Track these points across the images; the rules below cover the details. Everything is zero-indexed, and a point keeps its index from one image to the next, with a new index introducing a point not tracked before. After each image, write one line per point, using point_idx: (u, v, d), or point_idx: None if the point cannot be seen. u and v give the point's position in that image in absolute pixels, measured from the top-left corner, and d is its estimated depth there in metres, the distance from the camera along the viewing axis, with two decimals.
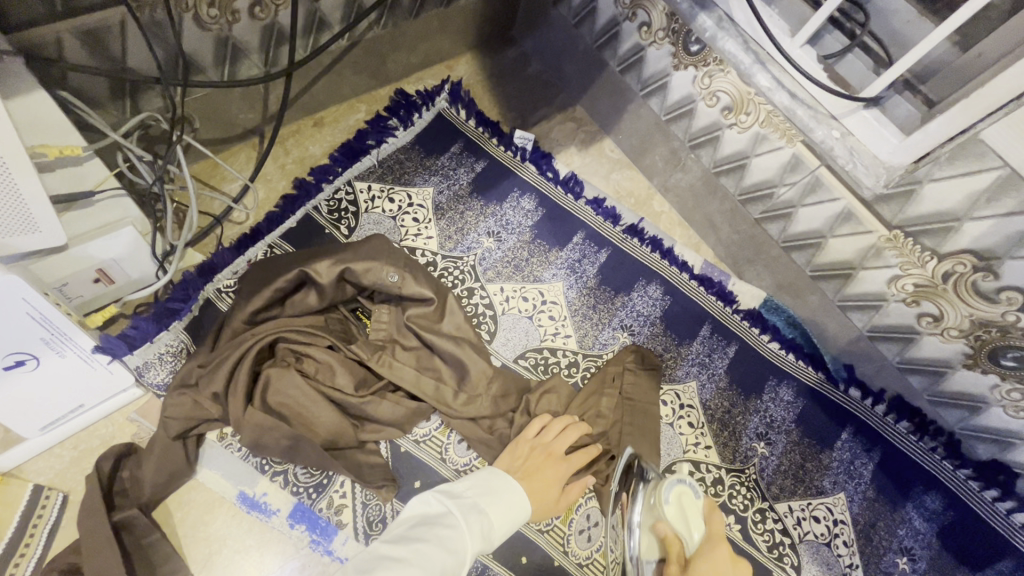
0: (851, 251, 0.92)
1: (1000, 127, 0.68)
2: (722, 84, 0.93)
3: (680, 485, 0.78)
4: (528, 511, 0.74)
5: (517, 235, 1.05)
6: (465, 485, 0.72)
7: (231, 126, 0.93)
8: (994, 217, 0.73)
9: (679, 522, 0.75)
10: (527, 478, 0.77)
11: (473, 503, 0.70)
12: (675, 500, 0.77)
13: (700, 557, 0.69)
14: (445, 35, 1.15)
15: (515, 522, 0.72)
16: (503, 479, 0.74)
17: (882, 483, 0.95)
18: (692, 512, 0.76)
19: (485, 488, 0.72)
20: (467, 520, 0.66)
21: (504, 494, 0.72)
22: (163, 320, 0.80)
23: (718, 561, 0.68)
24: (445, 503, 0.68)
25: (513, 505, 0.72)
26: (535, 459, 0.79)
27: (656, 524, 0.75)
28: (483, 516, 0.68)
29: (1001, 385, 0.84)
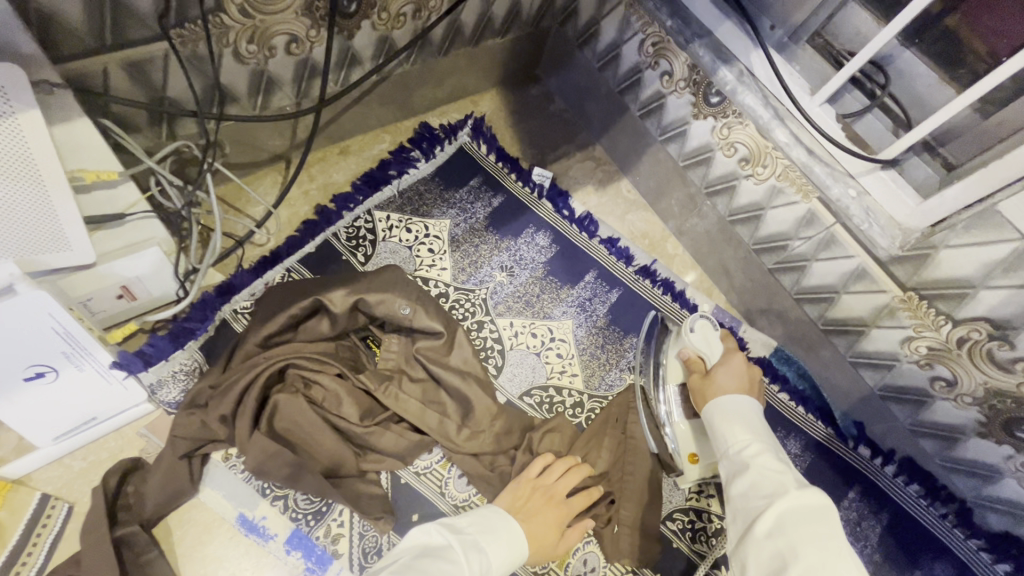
0: (863, 308, 0.91)
1: (1019, 199, 0.68)
2: (740, 136, 0.94)
3: (701, 319, 0.84)
4: (526, 552, 0.73)
5: (529, 270, 1.06)
6: (467, 520, 0.72)
7: (261, 152, 0.97)
8: (1011, 287, 0.72)
9: (702, 345, 0.82)
10: (527, 518, 0.76)
11: (473, 540, 0.70)
12: (698, 330, 0.83)
13: (719, 366, 0.78)
14: (471, 72, 1.19)
15: (511, 563, 0.71)
16: (503, 518, 0.74)
17: (889, 547, 0.93)
18: (713, 337, 0.84)
19: (485, 525, 0.72)
20: (466, 556, 0.66)
21: (508, 535, 0.72)
22: (179, 339, 0.82)
23: (736, 369, 0.77)
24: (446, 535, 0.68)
25: (512, 545, 0.72)
26: (535, 500, 0.79)
27: (681, 351, 0.85)
28: (482, 555, 0.68)
29: (1016, 456, 0.82)
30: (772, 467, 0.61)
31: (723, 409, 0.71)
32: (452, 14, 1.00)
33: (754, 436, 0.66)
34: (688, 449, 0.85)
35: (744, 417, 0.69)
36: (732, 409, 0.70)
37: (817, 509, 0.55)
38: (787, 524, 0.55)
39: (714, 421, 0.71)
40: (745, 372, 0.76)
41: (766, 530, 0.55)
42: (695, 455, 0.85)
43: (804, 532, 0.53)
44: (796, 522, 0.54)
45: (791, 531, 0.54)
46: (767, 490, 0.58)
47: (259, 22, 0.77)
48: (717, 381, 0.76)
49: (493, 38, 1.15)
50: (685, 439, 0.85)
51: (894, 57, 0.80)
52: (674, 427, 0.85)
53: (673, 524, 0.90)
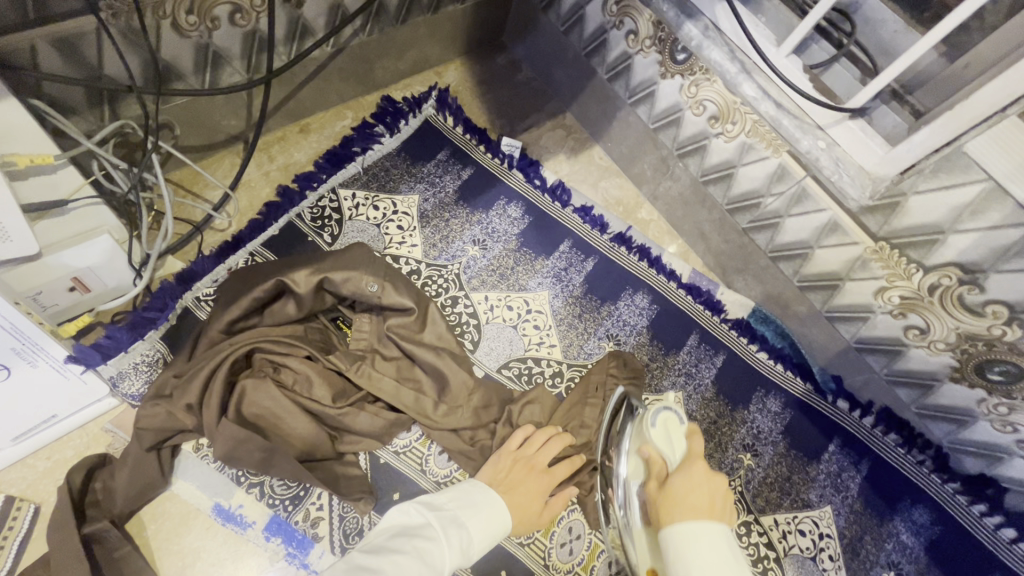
0: (837, 262, 0.91)
1: (985, 139, 0.68)
2: (709, 93, 0.93)
3: (664, 412, 0.79)
4: (508, 524, 0.73)
5: (502, 243, 1.04)
6: (447, 496, 0.72)
7: (215, 133, 0.93)
8: (979, 230, 0.72)
9: (662, 445, 0.77)
10: (511, 491, 0.76)
11: (452, 516, 0.69)
12: (662, 426, 0.79)
13: (677, 474, 0.70)
14: (433, 42, 1.15)
15: (495, 534, 0.71)
16: (486, 493, 0.74)
17: (868, 496, 0.94)
18: (676, 435, 0.78)
19: (464, 500, 0.72)
20: (445, 532, 0.66)
21: (489, 509, 0.72)
22: (137, 330, 0.79)
23: (698, 481, 0.68)
24: (424, 515, 0.68)
25: (494, 517, 0.72)
26: (518, 470, 0.78)
27: (641, 448, 0.78)
28: (462, 530, 0.68)
29: (988, 399, 0.83)
30: None
31: (688, 536, 0.62)
32: None
33: None
34: (645, 565, 0.72)
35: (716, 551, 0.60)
36: (696, 537, 0.61)
37: None
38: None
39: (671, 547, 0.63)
40: (706, 484, 0.68)
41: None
42: None
43: None
44: None
45: None
46: None
47: None
48: (676, 495, 0.67)
49: (452, 5, 1.11)
50: (641, 553, 0.73)
51: (859, 4, 0.78)
52: (631, 531, 0.74)
53: None
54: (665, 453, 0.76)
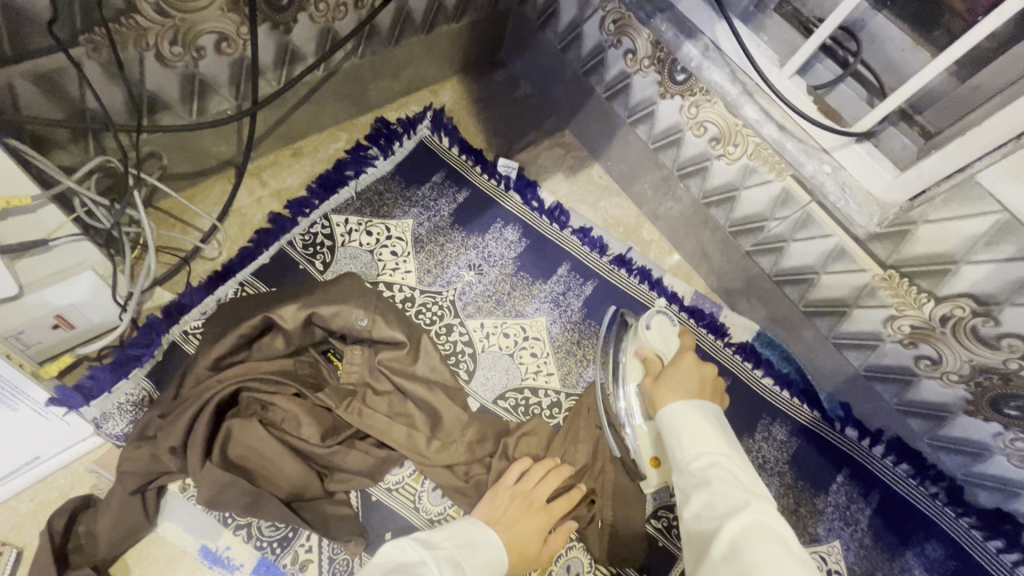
0: (844, 288, 0.88)
1: (997, 168, 0.65)
2: (709, 114, 0.90)
3: (659, 316, 0.84)
4: (505, 565, 0.70)
5: (499, 268, 1.02)
6: (444, 535, 0.69)
7: (204, 160, 0.91)
8: (993, 262, 0.68)
9: (658, 345, 0.81)
10: (509, 529, 0.73)
11: (449, 555, 0.66)
12: (655, 328, 0.83)
13: (669, 365, 0.74)
14: (429, 61, 1.13)
15: (491, 575, 0.69)
16: (484, 532, 0.71)
17: (879, 530, 0.91)
18: (669, 336, 0.83)
19: (463, 539, 0.69)
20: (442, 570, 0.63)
21: (486, 550, 0.69)
22: (122, 367, 0.77)
23: (689, 369, 0.73)
24: (421, 551, 0.65)
25: (491, 557, 0.69)
26: (516, 506, 0.76)
27: (638, 349, 0.82)
28: (458, 570, 0.65)
29: (1004, 433, 0.80)
30: (727, 482, 0.59)
31: (680, 412, 0.67)
32: None
33: (711, 447, 0.63)
34: (648, 452, 0.82)
35: (704, 421, 0.66)
36: (686, 411, 0.67)
37: (773, 531, 0.53)
38: (743, 544, 0.53)
39: (665, 426, 0.67)
40: (697, 371, 0.72)
41: (722, 551, 0.54)
42: (657, 459, 0.82)
43: (758, 553, 0.51)
44: (753, 543, 0.53)
45: (747, 555, 0.52)
46: (722, 509, 0.56)
47: (186, 18, 0.71)
48: (669, 380, 0.72)
49: (447, 24, 1.09)
50: (644, 443, 0.82)
51: (866, 22, 0.75)
52: (634, 429, 0.82)
53: (658, 521, 0.87)
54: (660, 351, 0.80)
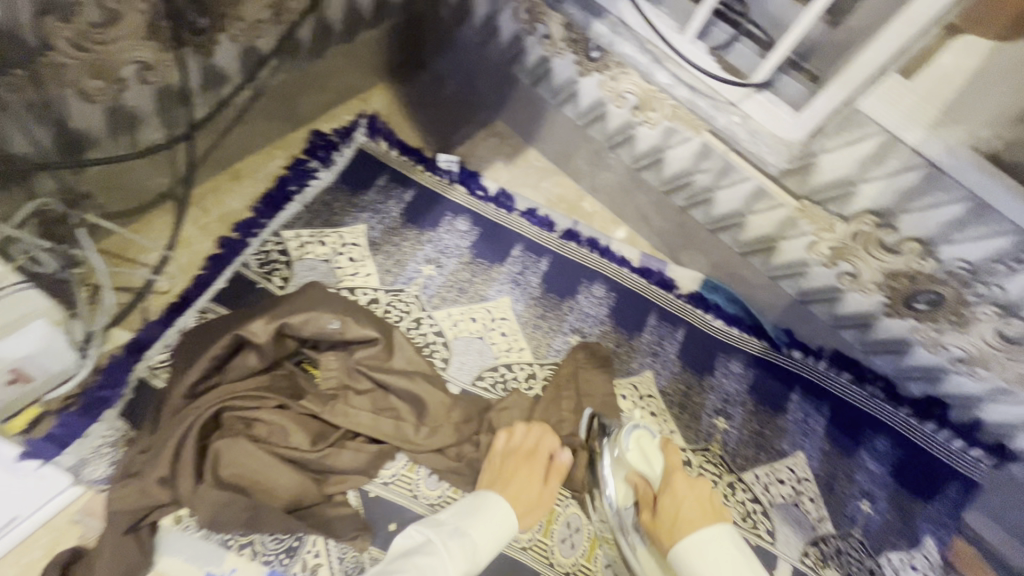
0: (769, 225, 0.97)
1: (876, 98, 0.73)
2: (627, 85, 0.98)
3: (637, 429, 0.86)
4: (516, 520, 0.74)
5: (456, 258, 1.05)
6: (449, 511, 0.72)
7: (141, 194, 0.90)
8: (884, 177, 0.79)
9: (642, 464, 0.84)
10: (509, 486, 0.77)
11: (454, 526, 0.70)
12: (637, 445, 0.85)
13: (669, 493, 0.78)
14: (354, 70, 1.15)
15: (504, 532, 0.73)
16: (488, 500, 0.75)
17: (834, 435, 1.02)
18: (651, 451, 0.85)
19: (464, 508, 0.73)
20: (446, 546, 0.67)
21: (494, 515, 0.73)
22: (92, 411, 0.77)
23: (689, 495, 0.77)
24: (424, 534, 0.69)
25: (499, 519, 0.73)
26: (510, 462, 0.80)
27: (629, 473, 0.84)
28: (465, 538, 0.69)
29: (919, 326, 0.91)
30: None
31: (694, 551, 0.71)
32: (317, 7, 0.95)
33: None
34: None
35: (728, 557, 0.70)
36: (712, 555, 0.70)
37: None
38: None
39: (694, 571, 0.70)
40: (697, 493, 0.78)
41: None
42: None
43: None
44: None
45: None
46: None
47: (107, 50, 0.70)
48: (675, 513, 0.75)
49: (366, 32, 1.11)
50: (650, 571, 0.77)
51: None
52: (637, 552, 0.79)
53: None
54: (648, 472, 0.83)
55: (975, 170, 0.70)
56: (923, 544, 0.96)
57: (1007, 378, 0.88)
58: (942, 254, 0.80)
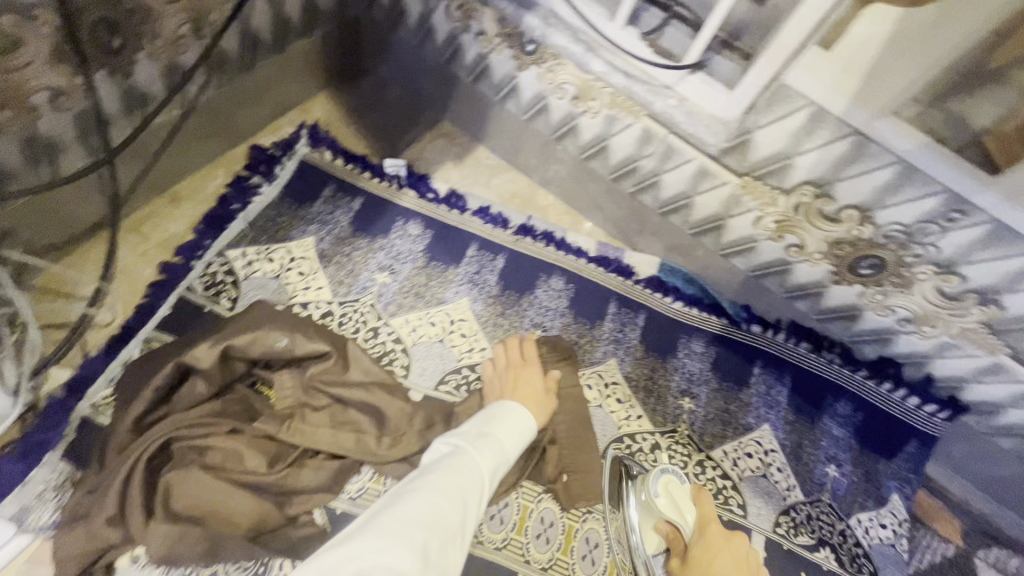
0: (716, 204, 0.99)
1: (800, 72, 0.74)
2: (564, 76, 0.97)
3: (665, 474, 0.85)
4: (532, 422, 0.83)
5: (410, 263, 1.04)
6: (469, 425, 0.77)
7: (74, 226, 0.87)
8: (816, 148, 0.80)
9: (672, 512, 0.83)
10: (517, 387, 0.88)
11: (477, 432, 0.75)
12: (665, 491, 0.85)
13: (699, 546, 0.76)
14: (290, 81, 1.12)
15: (523, 437, 0.80)
16: (509, 407, 0.82)
17: (797, 404, 1.04)
18: (683, 499, 0.84)
19: (484, 417, 0.79)
20: (476, 448, 0.72)
21: (517, 417, 0.81)
22: (32, 456, 0.74)
23: (721, 548, 0.75)
24: (452, 443, 0.72)
25: (517, 425, 0.79)
26: (510, 371, 0.92)
27: (657, 522, 0.84)
28: (490, 438, 0.74)
29: (867, 291, 0.94)
30: None
31: None
32: (240, 18, 0.92)
33: None
34: None
35: None
36: None
37: None
38: None
39: None
40: (732, 550, 0.74)
41: None
42: None
43: None
44: None
45: None
46: None
47: (13, 80, 0.66)
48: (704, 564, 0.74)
49: (299, 40, 1.08)
50: None
51: None
52: None
53: None
54: (679, 523, 0.82)
55: (906, 138, 0.71)
56: (890, 501, 0.99)
57: (950, 333, 0.91)
58: (879, 219, 0.82)
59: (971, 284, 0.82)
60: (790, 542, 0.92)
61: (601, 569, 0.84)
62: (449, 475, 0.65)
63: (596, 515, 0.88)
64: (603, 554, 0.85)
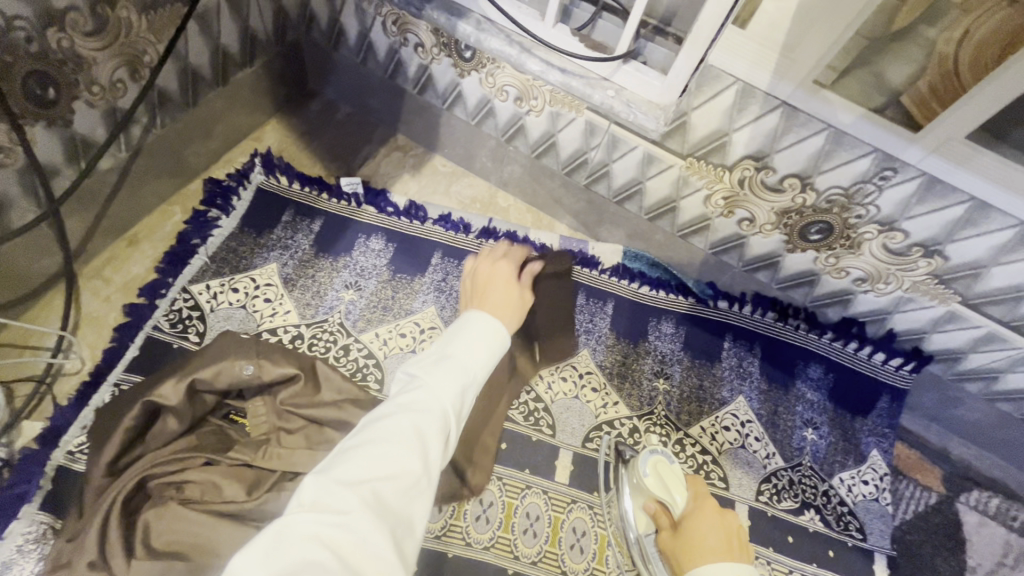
0: (666, 187, 1.00)
1: (721, 53, 0.76)
2: (504, 78, 0.99)
3: (655, 454, 0.83)
4: (504, 329, 0.74)
5: (375, 278, 1.05)
6: (428, 351, 0.68)
7: (32, 278, 0.88)
8: (750, 123, 0.82)
9: (660, 491, 0.80)
10: (484, 294, 0.83)
11: (438, 358, 0.66)
12: (654, 473, 0.81)
13: (688, 521, 0.75)
14: (239, 111, 1.13)
15: (492, 350, 0.70)
16: (468, 319, 0.73)
17: (769, 373, 1.06)
18: (672, 478, 0.81)
19: (451, 334, 0.70)
20: (435, 374, 0.64)
21: (480, 328, 0.71)
22: (8, 510, 0.75)
23: (711, 521, 0.73)
24: (408, 375, 0.64)
25: (483, 339, 0.70)
26: (479, 279, 0.87)
27: (646, 502, 0.81)
28: (452, 363, 0.66)
29: (820, 255, 0.96)
30: None
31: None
32: (177, 56, 0.93)
33: None
34: None
35: None
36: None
37: None
38: None
39: None
40: (721, 524, 0.73)
41: None
42: None
43: None
44: None
45: None
46: None
47: None
48: (692, 537, 0.72)
49: (241, 71, 1.09)
50: None
51: None
52: None
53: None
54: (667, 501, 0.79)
55: (847, 112, 0.73)
56: (870, 457, 1.01)
57: (903, 288, 0.94)
58: (819, 185, 0.85)
59: (914, 238, 0.84)
60: (774, 508, 0.94)
61: (590, 556, 0.86)
62: (403, 416, 0.59)
63: (581, 504, 0.90)
64: (591, 542, 0.87)
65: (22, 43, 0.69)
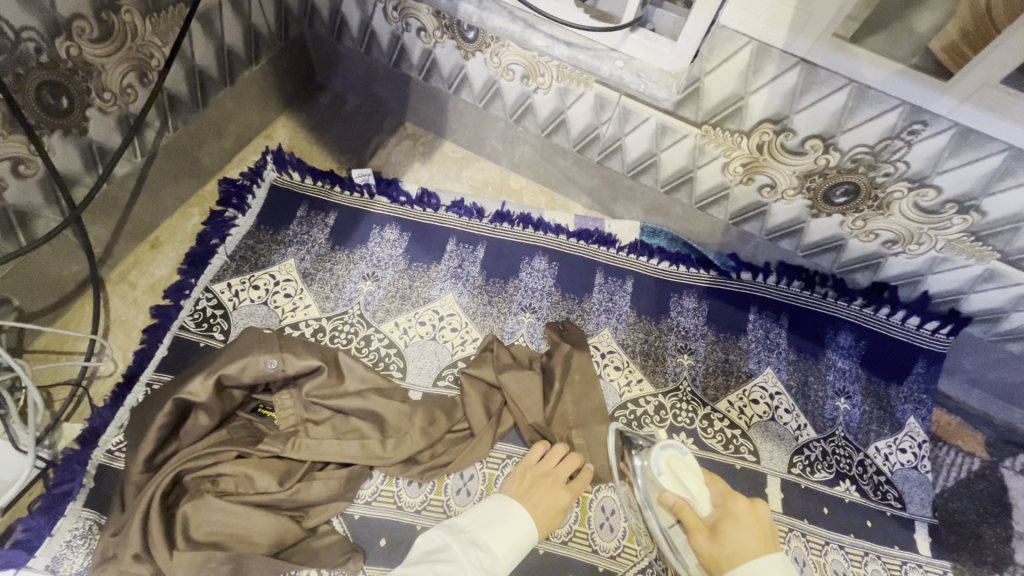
0: (682, 158, 0.98)
1: (733, 11, 0.73)
2: (510, 57, 0.97)
3: (670, 448, 0.79)
4: (535, 535, 0.76)
5: (391, 268, 1.06)
6: (468, 518, 0.76)
7: (61, 285, 0.91)
8: (767, 85, 0.79)
9: (681, 488, 0.78)
10: (531, 495, 0.79)
11: (472, 537, 0.74)
12: (668, 468, 0.79)
13: (719, 516, 0.75)
14: (249, 110, 1.14)
15: (517, 548, 0.74)
16: (506, 504, 0.78)
17: (797, 343, 1.03)
18: (689, 473, 0.78)
19: (486, 516, 0.76)
20: (463, 552, 0.71)
21: (513, 523, 0.75)
22: (55, 508, 0.78)
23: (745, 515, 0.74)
24: (445, 538, 0.73)
25: (515, 530, 0.75)
26: (536, 476, 0.82)
27: (664, 496, 0.77)
28: (481, 549, 0.72)
29: (846, 219, 0.93)
30: None
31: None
32: (182, 58, 0.93)
33: None
34: None
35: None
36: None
37: None
38: None
39: None
40: (753, 518, 0.74)
41: None
42: None
43: None
44: None
45: None
46: None
47: None
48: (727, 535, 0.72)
49: (247, 69, 1.09)
50: None
51: None
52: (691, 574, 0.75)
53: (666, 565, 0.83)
54: (688, 496, 0.77)
55: (877, 68, 0.69)
56: (907, 425, 0.98)
57: (937, 247, 0.90)
58: (843, 145, 0.81)
59: (947, 194, 0.80)
60: (807, 480, 0.92)
61: (619, 535, 0.86)
62: None
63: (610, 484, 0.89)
64: (620, 521, 0.87)
65: (33, 54, 0.70)
